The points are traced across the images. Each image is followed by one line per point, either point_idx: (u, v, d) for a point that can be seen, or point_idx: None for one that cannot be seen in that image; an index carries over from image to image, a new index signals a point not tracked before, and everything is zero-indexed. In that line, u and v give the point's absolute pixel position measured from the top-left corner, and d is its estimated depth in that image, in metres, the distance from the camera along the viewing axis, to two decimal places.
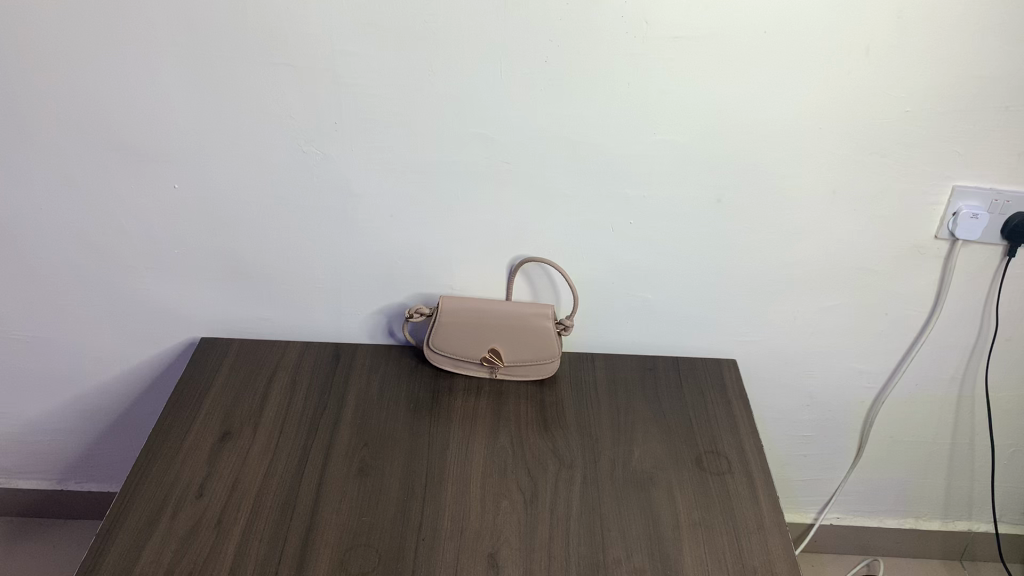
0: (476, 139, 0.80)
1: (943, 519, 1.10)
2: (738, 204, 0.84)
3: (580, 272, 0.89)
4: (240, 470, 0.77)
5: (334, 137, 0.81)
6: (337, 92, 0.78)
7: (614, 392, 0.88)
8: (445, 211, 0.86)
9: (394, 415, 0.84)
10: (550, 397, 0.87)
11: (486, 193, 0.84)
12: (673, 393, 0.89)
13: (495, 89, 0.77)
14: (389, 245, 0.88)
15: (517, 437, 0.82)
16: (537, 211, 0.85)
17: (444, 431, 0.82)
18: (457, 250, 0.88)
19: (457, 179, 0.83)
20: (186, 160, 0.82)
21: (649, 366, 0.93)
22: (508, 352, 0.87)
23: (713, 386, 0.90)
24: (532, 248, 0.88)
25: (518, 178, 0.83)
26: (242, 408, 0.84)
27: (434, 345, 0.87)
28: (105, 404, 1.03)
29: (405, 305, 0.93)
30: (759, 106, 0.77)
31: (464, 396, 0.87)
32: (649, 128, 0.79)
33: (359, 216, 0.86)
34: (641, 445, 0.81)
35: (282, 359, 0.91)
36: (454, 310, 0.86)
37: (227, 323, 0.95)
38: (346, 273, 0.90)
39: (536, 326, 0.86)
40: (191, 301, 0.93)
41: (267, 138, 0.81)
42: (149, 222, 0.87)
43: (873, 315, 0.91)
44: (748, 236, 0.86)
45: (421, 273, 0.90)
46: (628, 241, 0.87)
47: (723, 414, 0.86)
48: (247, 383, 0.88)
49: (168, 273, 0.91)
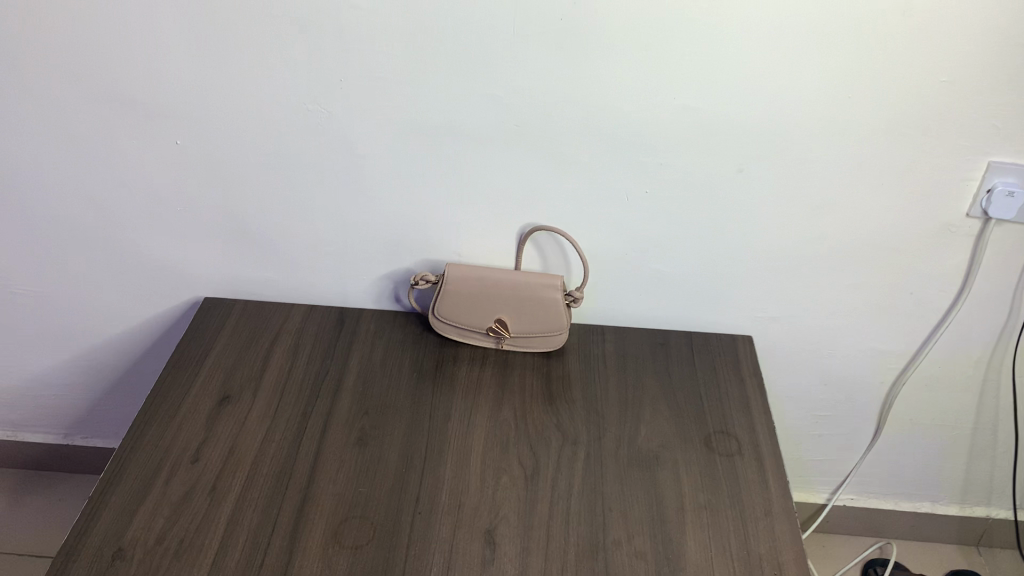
0: (487, 101, 0.77)
1: (961, 504, 1.05)
2: (760, 174, 0.80)
3: (591, 241, 0.86)
4: (237, 436, 0.76)
5: (339, 95, 0.78)
6: (343, 49, 0.75)
7: (622, 367, 0.85)
8: (454, 176, 0.83)
9: (396, 383, 0.82)
10: (557, 369, 0.85)
11: (497, 158, 0.81)
12: (684, 368, 0.85)
13: (508, 50, 0.74)
14: (395, 207, 0.85)
15: (520, 411, 0.79)
16: (550, 177, 0.82)
17: (447, 402, 0.80)
18: (465, 216, 0.86)
19: (466, 141, 0.80)
20: (187, 116, 0.80)
21: (662, 339, 0.89)
22: (515, 323, 0.84)
23: (727, 362, 0.87)
24: (543, 215, 0.85)
25: (530, 143, 0.80)
26: (242, 371, 0.83)
27: (439, 313, 0.85)
28: (108, 360, 1.01)
29: (411, 270, 0.91)
30: (786, 71, 0.73)
31: (468, 366, 0.85)
32: (668, 93, 0.75)
33: (364, 177, 0.83)
34: (648, 423, 0.79)
35: (285, 322, 0.89)
36: (459, 279, 0.83)
37: (230, 284, 0.93)
38: (351, 237, 0.88)
39: (544, 298, 0.83)
40: (194, 260, 0.91)
41: (271, 94, 0.78)
42: (150, 178, 0.85)
43: (897, 293, 0.87)
44: (769, 208, 0.82)
45: (429, 238, 0.88)
46: (643, 210, 0.84)
47: (735, 391, 0.83)
48: (248, 345, 0.86)
49: (171, 231, 0.89)
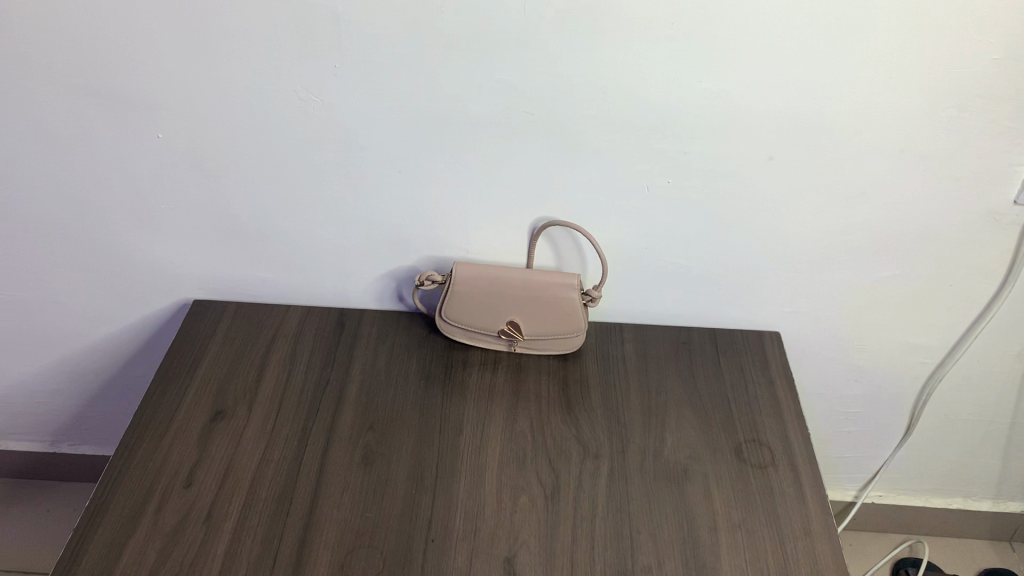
0: (496, 86, 0.71)
1: (995, 499, 1.01)
2: (791, 161, 0.74)
3: (608, 235, 0.80)
4: (232, 456, 0.70)
5: (334, 83, 0.71)
6: (337, 32, 0.68)
7: (644, 370, 0.80)
8: (461, 167, 0.76)
9: (403, 393, 0.76)
10: (574, 373, 0.79)
11: (507, 147, 0.75)
12: (710, 370, 0.80)
13: (517, 31, 0.67)
14: (397, 202, 0.79)
15: (537, 421, 0.74)
16: (565, 167, 0.76)
17: (458, 412, 0.75)
18: (473, 210, 0.79)
19: (474, 131, 0.74)
20: (169, 108, 0.73)
21: (684, 338, 0.84)
22: (528, 326, 0.79)
23: (755, 362, 0.81)
24: (557, 208, 0.79)
25: (543, 131, 0.73)
26: (237, 382, 0.77)
27: (448, 315, 0.79)
28: (95, 366, 0.95)
29: (415, 268, 0.84)
30: (822, 52, 0.67)
31: (479, 371, 0.79)
32: (694, 76, 0.69)
33: (364, 170, 0.77)
34: (674, 433, 0.73)
35: (282, 325, 0.83)
36: (468, 280, 0.77)
37: (221, 285, 0.87)
38: (350, 234, 0.82)
39: (560, 299, 0.77)
40: (182, 260, 0.85)
41: (259, 83, 0.71)
42: (132, 175, 0.78)
43: (935, 285, 0.81)
44: (800, 198, 0.76)
45: (434, 234, 0.82)
46: (664, 201, 0.78)
47: (766, 394, 0.77)
48: (242, 353, 0.80)
49: (156, 229, 0.82)
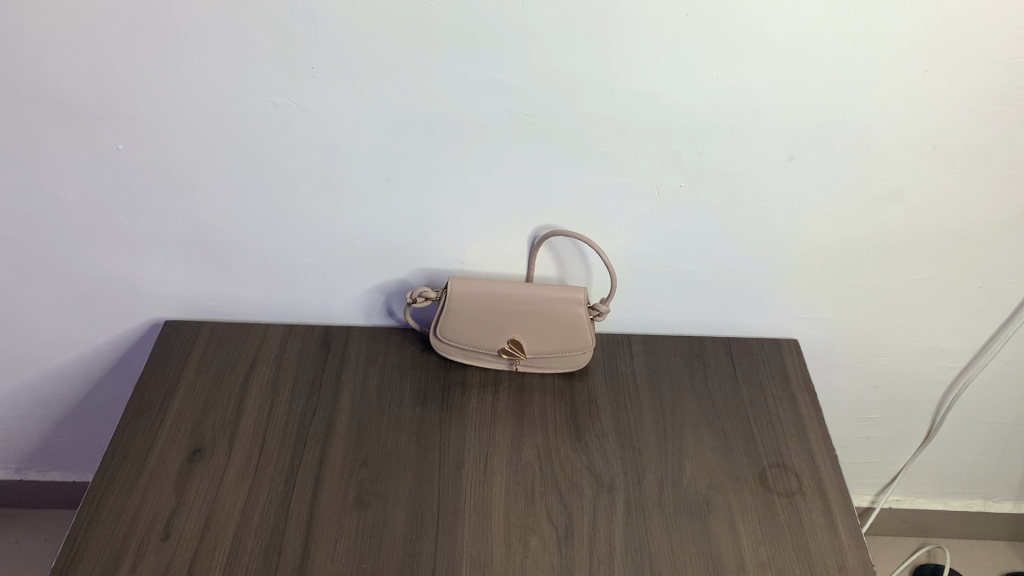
0: (492, 86, 0.64)
1: (1017, 500, 0.96)
2: (815, 162, 0.68)
3: (615, 243, 0.74)
4: (212, 502, 0.64)
5: (313, 85, 0.64)
6: (315, 29, 0.61)
7: (656, 387, 0.74)
8: (455, 174, 0.70)
9: (397, 422, 0.70)
10: (581, 393, 0.73)
11: (505, 152, 0.68)
12: (727, 386, 0.74)
13: (515, 25, 0.60)
14: (384, 212, 0.72)
15: (544, 450, 0.68)
16: (568, 172, 0.69)
17: (458, 442, 0.69)
18: (468, 219, 0.73)
19: (468, 134, 0.67)
20: (131, 116, 0.66)
21: (698, 349, 0.78)
22: (531, 343, 0.73)
23: (774, 375, 0.75)
24: (559, 216, 0.72)
25: (545, 134, 0.67)
26: (215, 416, 0.70)
27: (443, 334, 0.73)
28: (59, 390, 0.88)
29: (405, 282, 0.78)
30: (852, 44, 0.60)
31: (479, 394, 0.73)
32: (711, 72, 0.63)
33: (347, 179, 0.70)
34: (693, 459, 0.68)
35: (262, 348, 0.77)
36: (464, 296, 0.71)
37: (195, 303, 0.80)
38: (334, 247, 0.75)
39: (565, 315, 0.71)
40: (151, 278, 0.78)
41: (228, 87, 0.64)
42: (91, 190, 0.71)
43: (964, 288, 0.76)
44: (824, 200, 0.70)
45: (425, 245, 0.75)
46: (677, 206, 0.71)
47: (788, 412, 0.72)
48: (220, 381, 0.73)
49: (121, 247, 0.75)
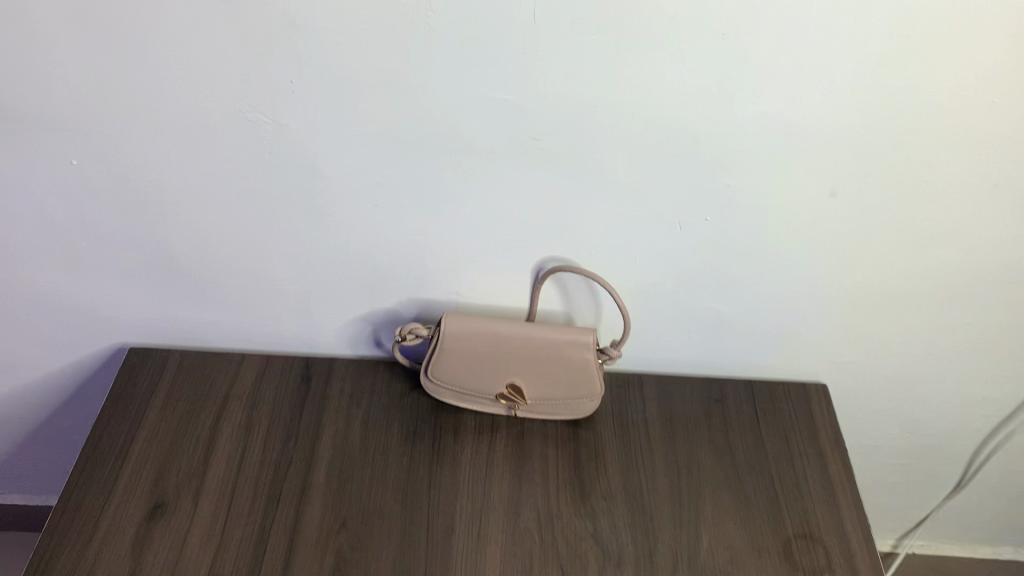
0: (496, 107, 0.56)
1: None
2: (859, 199, 0.60)
3: (629, 278, 0.66)
4: (173, 569, 0.57)
5: (291, 99, 0.56)
6: (293, 37, 0.53)
7: (671, 440, 0.67)
8: (452, 201, 0.62)
9: (382, 476, 0.63)
10: (588, 444, 0.66)
11: (508, 180, 0.60)
12: (749, 440, 0.67)
13: (525, 39, 0.52)
14: (372, 239, 0.65)
15: (545, 514, 0.61)
16: (580, 202, 0.61)
17: (449, 502, 0.62)
18: (465, 249, 0.65)
19: (467, 159, 0.59)
20: (85, 129, 0.58)
21: (716, 395, 0.70)
22: (533, 388, 0.65)
23: (800, 429, 0.68)
24: (568, 249, 0.64)
25: (554, 161, 0.59)
26: (180, 465, 0.63)
27: (434, 375, 0.66)
28: (19, 413, 0.81)
29: (394, 313, 0.70)
30: (914, 70, 0.52)
31: (474, 443, 0.66)
32: (748, 98, 0.54)
33: (331, 202, 0.62)
34: (711, 529, 0.61)
35: (235, 383, 0.69)
36: (459, 336, 0.64)
37: (162, 328, 0.73)
38: (316, 274, 0.67)
39: (572, 360, 0.64)
40: (113, 301, 0.70)
41: (195, 100, 0.56)
42: (43, 209, 0.63)
43: (1015, 335, 0.68)
44: (866, 240, 0.63)
45: (417, 275, 0.67)
46: (701, 241, 0.64)
47: (816, 474, 0.65)
48: (187, 423, 0.66)
49: (78, 267, 0.67)
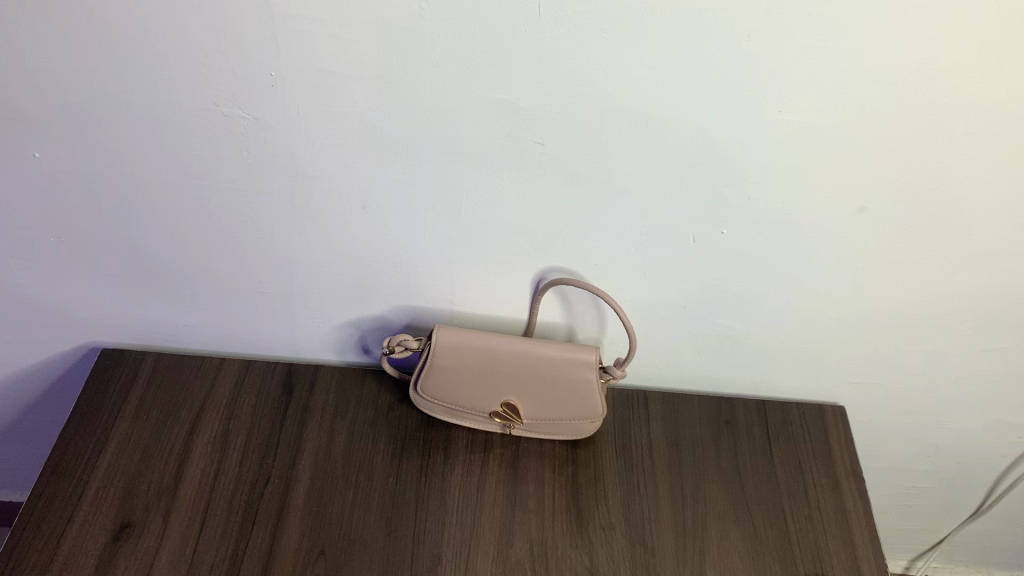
0: (496, 109, 0.51)
1: None
2: (891, 216, 0.55)
3: (637, 291, 0.62)
4: None
5: (272, 95, 0.51)
6: (272, 28, 0.47)
7: (676, 465, 0.62)
8: (447, 207, 0.57)
9: (365, 498, 0.59)
10: (587, 468, 0.62)
11: (507, 186, 0.55)
12: (760, 466, 0.63)
13: (530, 38, 0.47)
14: (361, 244, 0.60)
15: (539, 545, 0.57)
16: (586, 212, 0.56)
17: (436, 529, 0.57)
18: (461, 257, 0.60)
19: (464, 163, 0.54)
20: (47, 122, 0.53)
21: (726, 416, 0.66)
22: (530, 408, 0.61)
23: (815, 455, 0.64)
24: (572, 260, 0.60)
25: (559, 168, 0.54)
26: (150, 481, 0.59)
27: (425, 390, 0.61)
28: None
29: (385, 320, 0.66)
30: (963, 82, 0.47)
31: (465, 463, 0.62)
32: (776, 106, 0.49)
33: (316, 205, 0.57)
34: (716, 566, 0.57)
35: (212, 391, 0.65)
36: (451, 351, 0.59)
37: (137, 328, 0.68)
38: (300, 277, 0.63)
39: (572, 379, 0.59)
40: (85, 299, 0.66)
41: (167, 94, 0.51)
42: (5, 204, 0.58)
43: None
44: (896, 259, 0.58)
45: (409, 282, 0.62)
46: (716, 255, 0.59)
47: (831, 504, 0.61)
48: (159, 434, 0.62)
49: (46, 265, 0.63)
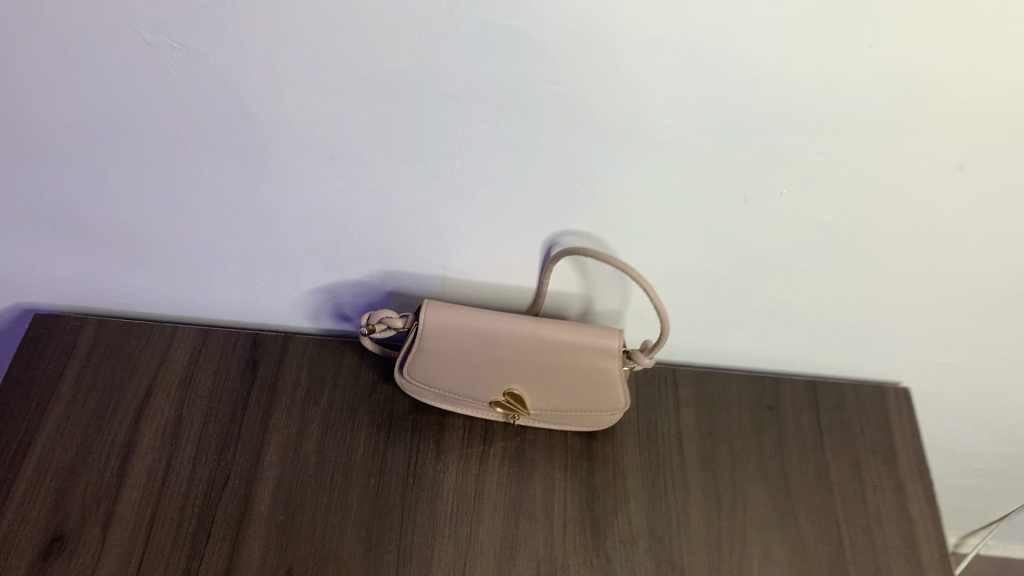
0: (501, 42, 0.38)
1: None
2: (1003, 181, 0.43)
3: (671, 260, 0.51)
4: None
5: (204, 21, 0.38)
6: None
7: (711, 462, 0.53)
8: (437, 161, 0.45)
9: (342, 505, 0.50)
10: (605, 466, 0.52)
11: (512, 138, 0.43)
12: (810, 465, 0.53)
13: None
14: (332, 202, 0.48)
15: (547, 566, 0.48)
16: (612, 169, 0.45)
17: (425, 545, 0.48)
18: (456, 219, 0.49)
19: (457, 110, 0.42)
20: None
21: (770, 402, 0.56)
22: (538, 399, 0.51)
23: (873, 451, 0.54)
24: (592, 224, 0.48)
25: (579, 115, 0.41)
26: (87, 482, 0.50)
27: (413, 375, 0.51)
28: None
29: (367, 284, 0.55)
30: None
31: (461, 460, 0.52)
32: (878, 42, 0.37)
33: (274, 156, 0.46)
34: None
35: (163, 369, 0.55)
36: (444, 331, 0.49)
37: (75, 287, 0.58)
38: (262, 237, 0.52)
39: (590, 368, 0.49)
40: (9, 256, 0.55)
41: (65, 19, 0.38)
42: None
43: None
44: (999, 230, 0.46)
45: (393, 245, 0.51)
46: (771, 220, 0.47)
47: (892, 512, 0.51)
48: (100, 424, 0.52)
49: None
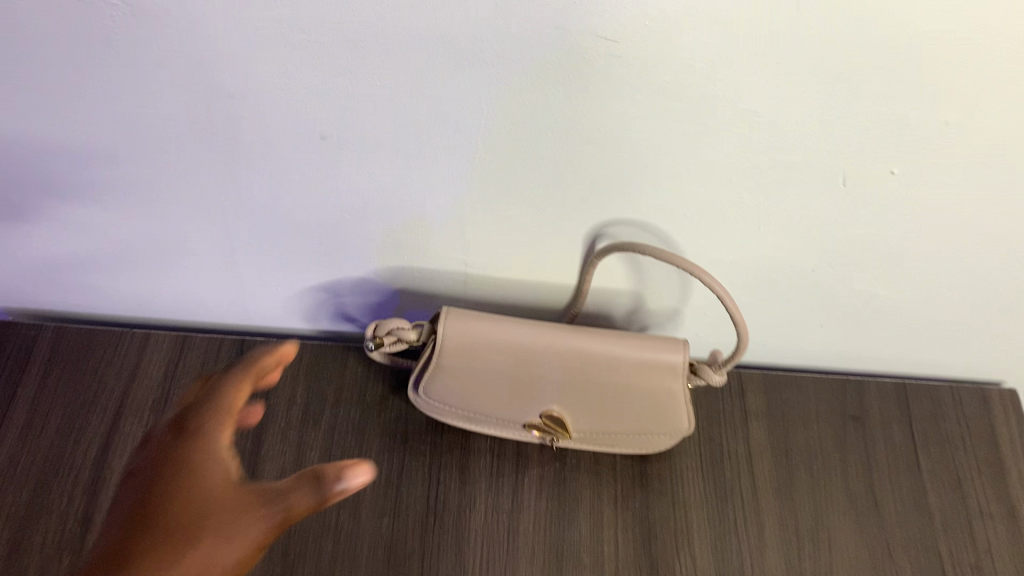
0: None
1: None
2: None
3: (744, 251, 0.41)
4: None
5: None
6: None
7: (789, 487, 0.44)
8: (457, 144, 0.35)
9: (351, 555, 0.41)
10: (662, 496, 0.44)
11: (557, 112, 0.33)
12: (906, 488, 0.45)
13: None
14: (328, 190, 0.39)
15: None
16: (683, 148, 0.35)
17: None
18: (482, 207, 0.40)
19: (484, 81, 0.32)
20: None
21: (854, 410, 0.47)
22: (583, 422, 0.42)
23: (978, 468, 0.46)
24: (652, 212, 0.39)
25: (646, 83, 0.32)
26: (44, 534, 0.41)
27: (431, 395, 0.42)
28: None
29: (374, 279, 0.46)
30: None
31: (490, 493, 0.43)
32: None
33: (251, 138, 0.36)
34: None
35: (133, 390, 0.46)
36: (469, 347, 0.40)
37: (28, 284, 0.48)
38: (244, 229, 0.42)
39: (648, 386, 0.40)
40: None
41: None
42: None
43: None
44: None
45: (404, 237, 0.42)
46: (876, 205, 0.38)
47: (1005, 544, 0.43)
48: (59, 461, 0.44)
49: None
